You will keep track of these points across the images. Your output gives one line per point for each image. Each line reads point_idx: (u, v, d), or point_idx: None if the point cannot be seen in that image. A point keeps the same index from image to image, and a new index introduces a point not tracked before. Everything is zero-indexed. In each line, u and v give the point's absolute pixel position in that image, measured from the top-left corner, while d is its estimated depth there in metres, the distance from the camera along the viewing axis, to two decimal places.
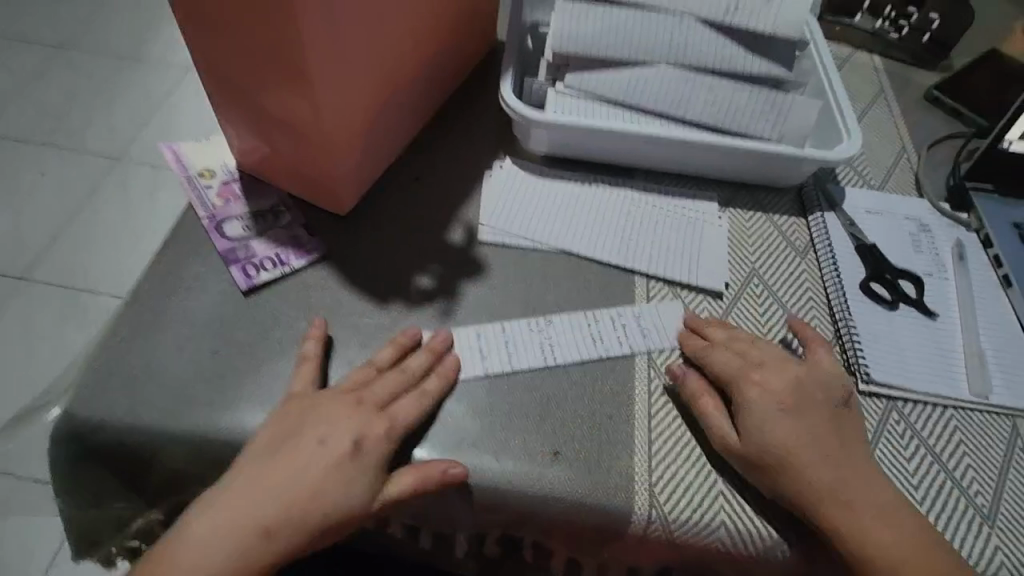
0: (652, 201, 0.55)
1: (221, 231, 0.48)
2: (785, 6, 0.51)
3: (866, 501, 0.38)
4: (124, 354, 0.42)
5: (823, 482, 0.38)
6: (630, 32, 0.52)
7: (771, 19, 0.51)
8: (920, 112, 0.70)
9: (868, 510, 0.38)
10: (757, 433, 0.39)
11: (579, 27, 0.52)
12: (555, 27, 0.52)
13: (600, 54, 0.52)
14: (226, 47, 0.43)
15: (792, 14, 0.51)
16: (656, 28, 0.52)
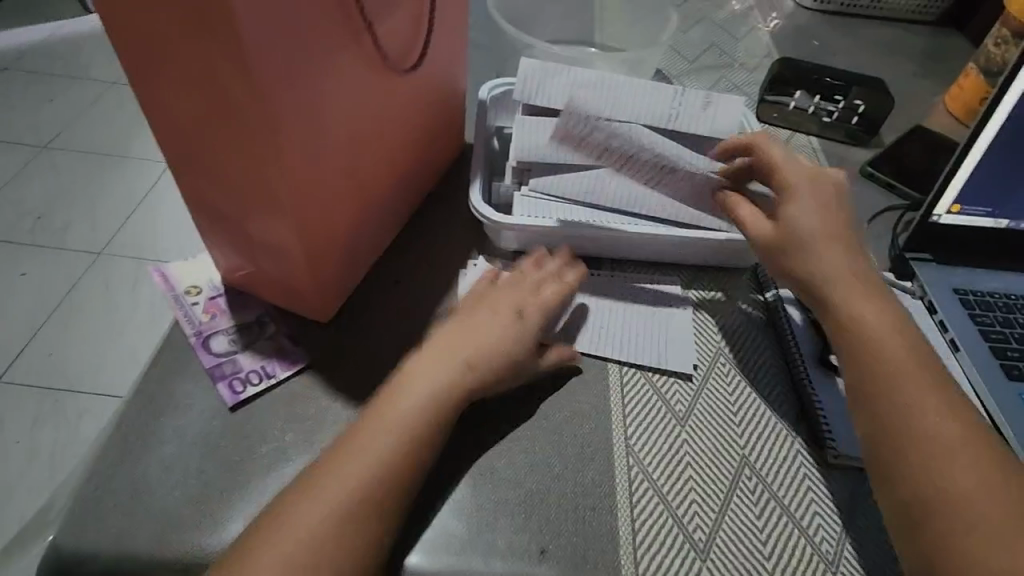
0: (619, 287, 0.59)
1: (208, 347, 0.50)
2: (718, 115, 0.58)
3: (934, 409, 0.42)
4: (113, 478, 0.42)
5: (890, 368, 0.44)
6: (586, 142, 0.57)
7: (709, 123, 0.58)
8: (858, 187, 0.76)
9: (937, 412, 0.42)
10: (849, 326, 0.46)
11: (539, 139, 0.57)
12: (517, 136, 0.58)
13: (558, 158, 0.58)
14: (209, 181, 0.46)
15: (725, 121, 0.58)
16: (609, 137, 0.58)
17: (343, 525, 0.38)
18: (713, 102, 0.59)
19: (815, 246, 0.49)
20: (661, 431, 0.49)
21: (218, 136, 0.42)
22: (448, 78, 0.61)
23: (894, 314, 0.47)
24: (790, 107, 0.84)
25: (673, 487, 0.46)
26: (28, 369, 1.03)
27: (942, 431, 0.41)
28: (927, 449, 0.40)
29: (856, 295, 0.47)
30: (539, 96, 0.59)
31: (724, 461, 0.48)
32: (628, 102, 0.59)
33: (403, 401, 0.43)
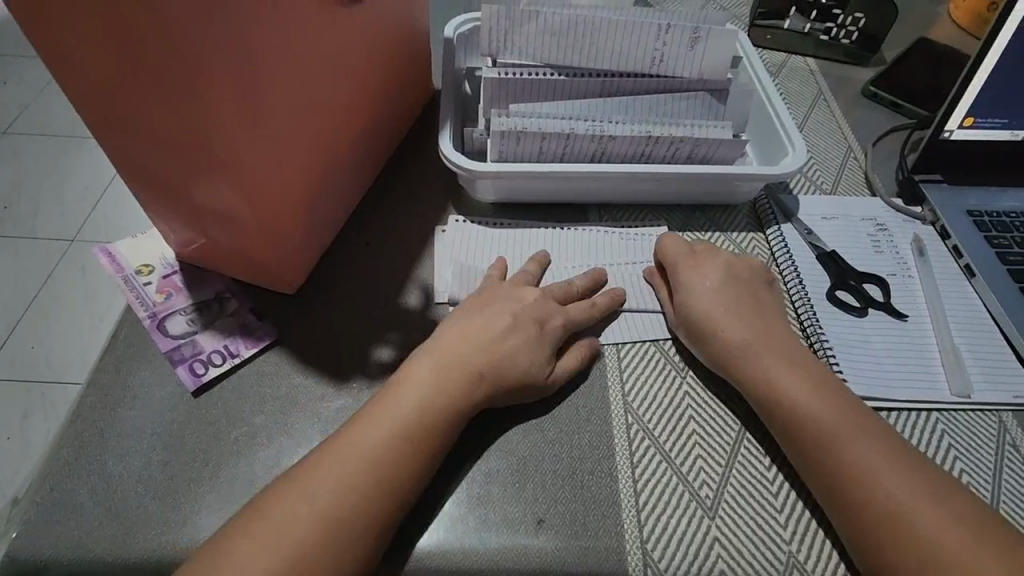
0: (609, 234, 0.55)
1: (165, 330, 0.46)
2: (707, 52, 0.52)
3: (785, 368, 0.42)
4: (73, 479, 0.39)
5: (779, 389, 0.42)
6: (560, 94, 0.53)
7: (695, 65, 0.53)
8: (860, 109, 0.71)
9: (788, 371, 0.42)
10: (717, 349, 0.44)
11: (510, 94, 0.53)
12: (485, 97, 0.53)
13: (531, 114, 0.53)
14: (137, 144, 0.40)
15: (715, 58, 0.53)
16: (585, 87, 0.53)
17: (356, 508, 0.35)
18: (703, 38, 0.52)
19: (687, 277, 0.47)
20: (660, 383, 0.46)
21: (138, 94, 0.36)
22: (407, 15, 0.55)
23: (722, 287, 0.47)
24: (783, 29, 0.78)
25: (675, 442, 0.43)
26: (10, 362, 0.98)
27: (829, 414, 0.40)
28: (838, 451, 0.39)
29: (720, 320, 0.45)
30: (508, 50, 0.53)
31: (730, 412, 0.44)
32: (607, 48, 0.52)
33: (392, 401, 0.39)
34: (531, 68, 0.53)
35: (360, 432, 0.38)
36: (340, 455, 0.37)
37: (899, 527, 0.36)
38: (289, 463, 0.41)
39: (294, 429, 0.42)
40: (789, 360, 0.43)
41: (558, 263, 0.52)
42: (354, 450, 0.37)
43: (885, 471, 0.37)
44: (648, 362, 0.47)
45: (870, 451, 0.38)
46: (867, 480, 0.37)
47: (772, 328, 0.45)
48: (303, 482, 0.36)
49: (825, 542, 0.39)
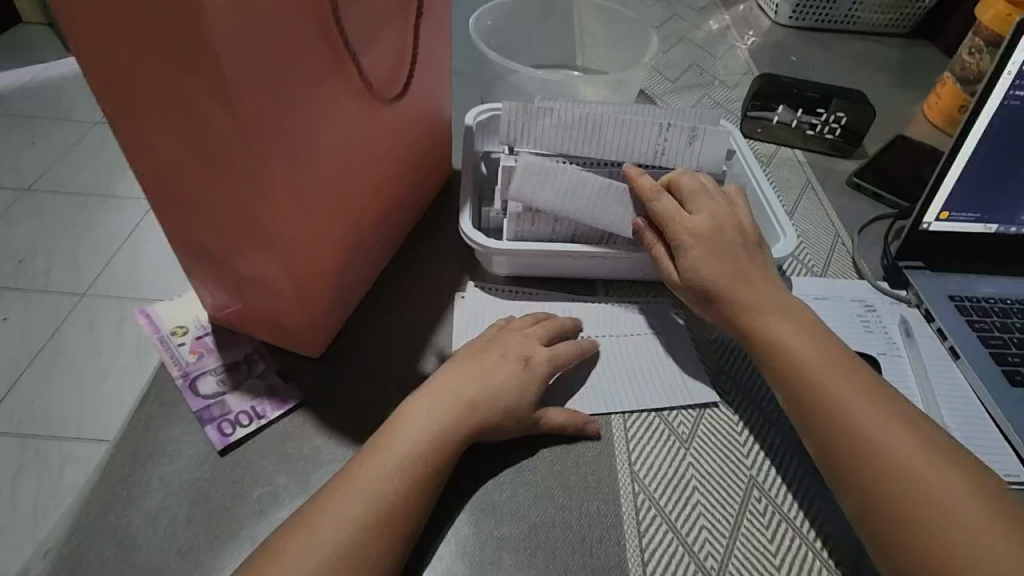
0: (614, 308, 0.58)
1: (195, 389, 0.49)
2: (704, 148, 0.59)
3: (855, 394, 0.44)
4: (100, 533, 0.40)
5: (850, 417, 0.43)
6: None
7: (692, 159, 0.59)
8: (845, 198, 0.76)
9: (856, 396, 0.44)
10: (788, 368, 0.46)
11: None
12: (504, 179, 0.58)
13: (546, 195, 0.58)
14: (195, 219, 0.44)
15: (710, 153, 0.59)
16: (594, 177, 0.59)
17: (368, 533, 0.37)
18: (699, 136, 0.58)
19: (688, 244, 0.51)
20: (664, 452, 0.48)
21: (197, 172, 0.40)
22: (434, 109, 0.62)
23: (784, 302, 0.50)
24: (773, 122, 0.86)
25: (680, 513, 0.44)
26: (7, 415, 0.93)
27: (903, 444, 0.41)
28: (906, 478, 0.39)
29: (812, 360, 0.46)
30: (524, 139, 0.59)
31: (731, 480, 0.47)
32: (614, 142, 0.58)
33: (399, 445, 0.41)
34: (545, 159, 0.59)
35: (376, 466, 0.39)
36: (368, 506, 0.38)
37: (956, 551, 0.36)
38: None
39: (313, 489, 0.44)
40: (871, 391, 0.44)
41: (604, 331, 0.56)
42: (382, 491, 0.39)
43: (946, 496, 0.38)
44: (654, 432, 0.49)
45: (946, 484, 0.39)
46: (945, 513, 0.38)
47: (844, 362, 0.46)
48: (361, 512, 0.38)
49: None
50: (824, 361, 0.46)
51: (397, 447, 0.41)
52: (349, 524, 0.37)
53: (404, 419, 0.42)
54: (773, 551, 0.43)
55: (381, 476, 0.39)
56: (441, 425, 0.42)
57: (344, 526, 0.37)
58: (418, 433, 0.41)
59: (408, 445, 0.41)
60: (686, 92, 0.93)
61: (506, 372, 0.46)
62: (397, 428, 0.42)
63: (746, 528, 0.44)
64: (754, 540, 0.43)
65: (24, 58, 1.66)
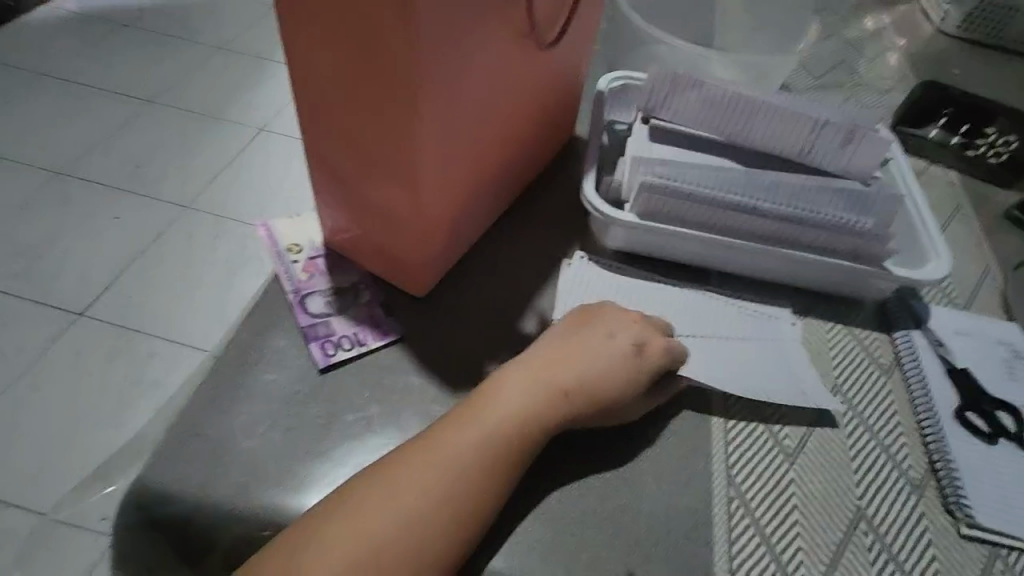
0: (728, 303, 0.55)
1: (304, 305, 0.49)
2: (860, 152, 0.53)
3: None
4: (204, 424, 0.42)
5: None
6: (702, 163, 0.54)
7: (841, 161, 0.53)
8: (1000, 231, 0.68)
9: None
10: None
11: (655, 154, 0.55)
12: (633, 156, 0.53)
13: (675, 178, 0.52)
14: (337, 137, 0.44)
15: (866, 157, 0.53)
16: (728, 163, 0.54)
17: (461, 505, 0.36)
18: (857, 139, 0.52)
19: None
20: (765, 461, 0.45)
21: (350, 86, 0.40)
22: (573, 69, 0.60)
23: None
24: (928, 136, 0.77)
25: (776, 528, 0.41)
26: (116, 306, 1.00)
27: None
28: None
29: None
30: (664, 109, 0.56)
31: (838, 506, 0.43)
32: (759, 129, 0.54)
33: (498, 403, 0.40)
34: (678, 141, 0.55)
35: (466, 434, 0.38)
36: (459, 455, 0.37)
37: None
38: None
39: (404, 424, 0.44)
40: None
41: (718, 335, 0.52)
42: (468, 438, 0.38)
43: None
44: (759, 441, 0.46)
45: None
46: None
47: None
48: (449, 454, 0.37)
49: None
50: None
51: (492, 413, 0.39)
52: (441, 492, 0.36)
53: (501, 389, 0.41)
54: None
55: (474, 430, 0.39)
56: (538, 397, 0.40)
57: (429, 468, 0.37)
58: (512, 407, 0.40)
59: (501, 419, 0.39)
60: (828, 90, 0.85)
61: (609, 348, 0.43)
62: (491, 399, 0.40)
63: (846, 561, 0.41)
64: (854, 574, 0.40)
65: None
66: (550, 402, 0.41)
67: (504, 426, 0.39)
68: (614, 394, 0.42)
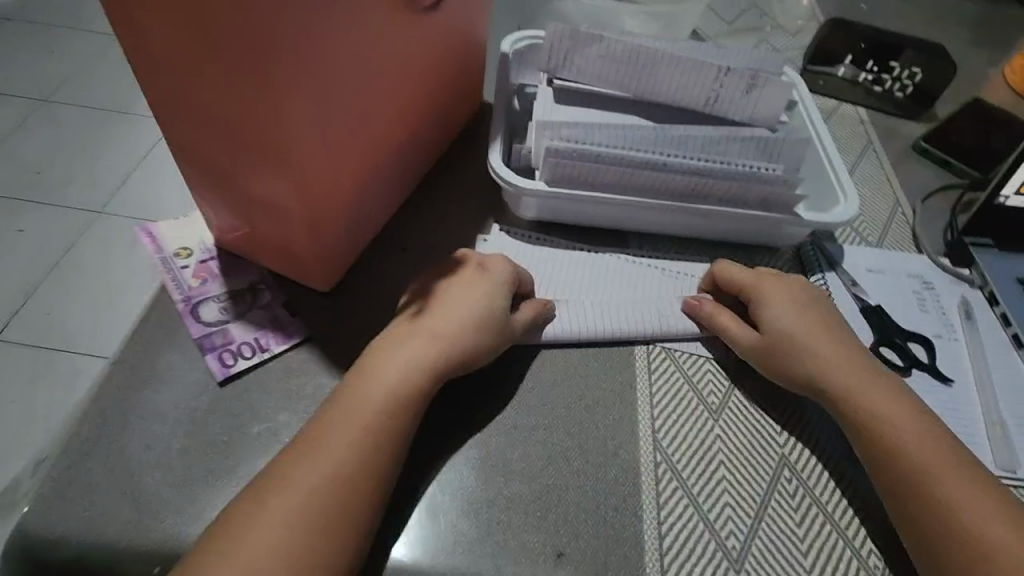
0: (648, 265, 0.54)
1: (197, 315, 0.46)
2: (763, 98, 0.52)
3: (893, 410, 0.42)
4: (91, 457, 0.38)
5: (887, 422, 0.42)
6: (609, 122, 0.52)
7: (747, 109, 0.53)
8: (909, 164, 0.69)
9: (896, 413, 0.42)
10: (810, 374, 0.44)
11: (560, 116, 0.52)
12: (537, 121, 0.51)
13: (584, 142, 0.50)
14: (201, 127, 0.40)
15: (770, 103, 0.52)
16: (635, 121, 0.53)
17: (355, 475, 0.36)
18: (759, 85, 0.51)
19: (774, 299, 0.47)
20: (690, 420, 0.45)
21: (199, 71, 0.36)
22: (470, 32, 0.56)
23: (825, 327, 0.46)
24: (837, 76, 0.78)
25: (703, 487, 0.41)
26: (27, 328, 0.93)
27: (920, 442, 0.41)
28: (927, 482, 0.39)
29: (848, 376, 0.44)
30: (566, 68, 0.53)
31: (762, 454, 0.43)
32: (664, 82, 0.52)
33: (384, 373, 0.40)
34: (584, 103, 0.53)
35: (352, 409, 0.38)
36: (350, 429, 0.37)
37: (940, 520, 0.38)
38: None
39: None
40: (904, 406, 0.42)
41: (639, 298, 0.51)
42: (356, 409, 0.38)
43: (948, 483, 0.39)
44: (682, 400, 0.46)
45: (953, 479, 0.39)
46: (944, 487, 0.39)
47: (868, 371, 0.44)
48: (337, 429, 0.37)
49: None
50: (867, 378, 0.44)
51: (374, 382, 0.40)
52: (335, 468, 0.36)
53: (381, 357, 0.41)
54: (800, 535, 0.40)
55: (359, 401, 0.39)
56: (413, 356, 0.41)
57: (320, 447, 0.37)
58: (395, 369, 0.40)
59: (382, 384, 0.39)
60: (742, 35, 0.84)
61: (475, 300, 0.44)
62: (374, 368, 0.40)
63: (773, 509, 0.41)
64: (780, 521, 0.40)
65: None
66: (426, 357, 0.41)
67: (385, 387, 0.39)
68: (480, 335, 0.43)
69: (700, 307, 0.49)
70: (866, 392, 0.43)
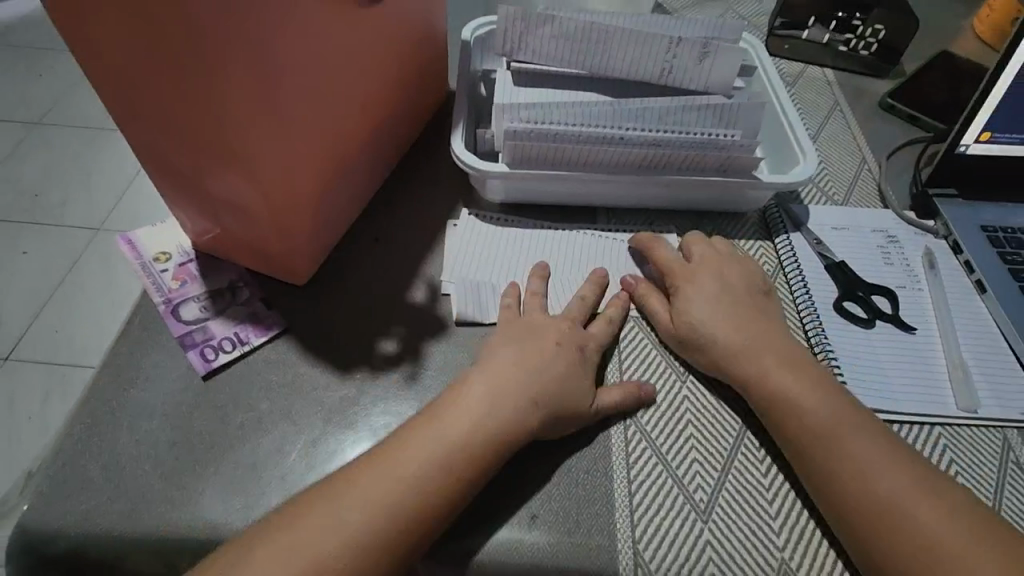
0: (615, 239, 0.55)
1: (177, 315, 0.48)
2: (717, 65, 0.53)
3: (801, 385, 0.42)
4: (85, 454, 0.40)
5: (788, 395, 0.42)
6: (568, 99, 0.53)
7: (702, 78, 0.54)
8: (876, 121, 0.70)
9: (804, 388, 0.42)
10: (720, 356, 0.44)
11: (519, 98, 0.53)
12: (496, 105, 0.52)
13: (542, 122, 0.51)
14: (158, 132, 0.41)
15: (723, 70, 0.53)
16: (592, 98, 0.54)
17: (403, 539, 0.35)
18: (712, 52, 0.52)
19: (687, 286, 0.48)
20: (658, 384, 0.46)
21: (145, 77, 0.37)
22: (428, 20, 0.57)
23: (735, 307, 0.47)
24: (802, 39, 0.79)
25: (671, 445, 0.43)
26: (38, 345, 0.96)
27: (827, 412, 0.41)
28: (831, 451, 0.39)
29: (755, 354, 0.44)
30: (523, 50, 0.54)
31: (727, 410, 0.45)
32: (618, 57, 0.53)
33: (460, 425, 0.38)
34: (544, 85, 0.55)
35: (409, 461, 0.37)
36: (409, 489, 0.36)
37: (847, 489, 0.38)
38: (292, 451, 0.42)
39: (297, 415, 0.43)
40: (813, 378, 0.43)
41: (607, 272, 0.53)
42: (409, 460, 0.37)
43: (859, 451, 0.39)
44: (651, 365, 0.47)
45: (861, 444, 0.39)
46: (853, 452, 0.39)
47: (777, 348, 0.44)
48: (396, 484, 0.36)
49: (818, 533, 0.40)
50: (775, 353, 0.44)
51: (447, 435, 0.38)
52: (379, 526, 0.35)
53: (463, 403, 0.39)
54: (765, 484, 0.42)
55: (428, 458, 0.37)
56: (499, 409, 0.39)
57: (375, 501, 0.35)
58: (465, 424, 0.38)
59: (470, 416, 0.39)
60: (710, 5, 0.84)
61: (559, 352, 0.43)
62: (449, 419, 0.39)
63: (737, 462, 0.42)
64: (746, 473, 0.42)
65: None
66: (519, 391, 0.40)
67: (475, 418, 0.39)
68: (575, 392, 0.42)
69: (634, 285, 0.50)
70: (773, 368, 0.43)
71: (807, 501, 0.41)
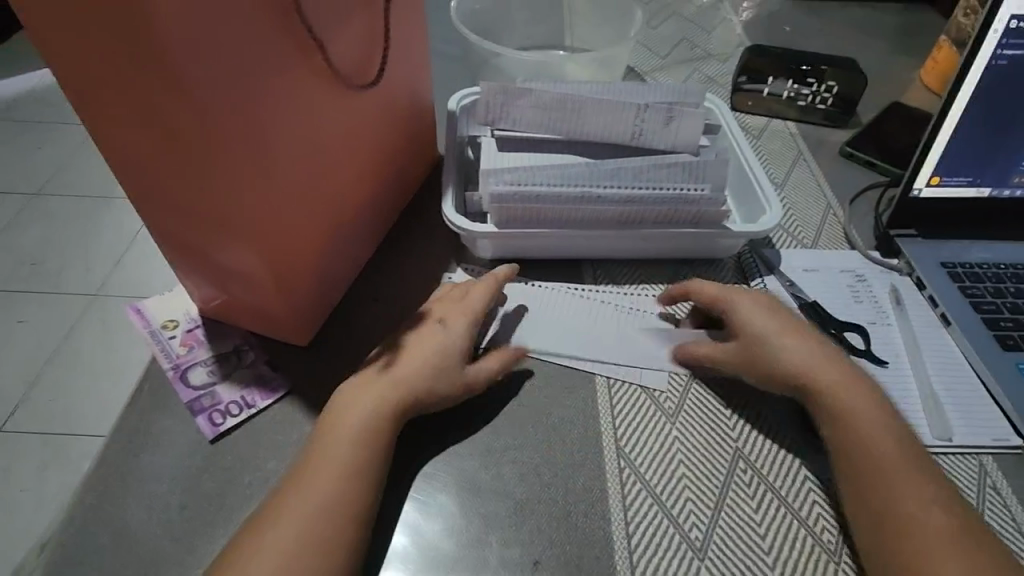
0: (602, 290, 0.58)
1: (186, 380, 0.50)
2: (682, 127, 0.57)
3: (873, 417, 0.44)
4: (97, 520, 0.42)
5: (857, 423, 0.44)
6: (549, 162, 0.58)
7: (669, 139, 0.58)
8: (838, 169, 0.75)
9: (875, 421, 0.44)
10: (783, 366, 0.47)
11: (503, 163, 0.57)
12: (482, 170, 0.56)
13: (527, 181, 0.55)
14: (170, 211, 0.44)
15: (688, 131, 0.58)
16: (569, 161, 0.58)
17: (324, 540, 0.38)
18: (677, 116, 0.57)
19: (743, 303, 0.51)
20: (652, 428, 0.48)
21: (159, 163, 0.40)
22: (416, 94, 0.62)
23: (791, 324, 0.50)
24: (764, 93, 0.83)
25: (665, 486, 0.45)
26: (35, 414, 0.96)
27: (892, 446, 0.43)
28: (886, 480, 0.41)
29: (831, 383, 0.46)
30: (504, 119, 0.59)
31: (716, 450, 0.47)
32: (591, 124, 0.58)
33: (354, 428, 0.42)
34: (526, 149, 0.59)
35: (348, 478, 0.40)
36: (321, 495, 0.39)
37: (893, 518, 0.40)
38: None
39: None
40: (879, 410, 0.45)
41: (596, 321, 0.55)
42: (328, 470, 0.40)
43: (912, 485, 0.41)
44: (640, 409, 0.49)
45: (915, 481, 0.41)
46: (903, 488, 0.41)
47: (834, 362, 0.47)
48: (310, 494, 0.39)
49: (811, 566, 0.41)
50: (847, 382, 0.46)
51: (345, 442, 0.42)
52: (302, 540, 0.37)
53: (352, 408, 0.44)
54: (758, 520, 0.43)
55: (334, 466, 0.40)
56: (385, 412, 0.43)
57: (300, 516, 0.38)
58: (356, 427, 0.42)
59: (357, 419, 0.43)
60: (677, 67, 0.91)
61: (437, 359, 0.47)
62: (342, 422, 0.43)
63: (730, 499, 0.44)
64: (738, 509, 0.44)
65: (14, 64, 1.63)
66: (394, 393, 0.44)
67: (382, 403, 0.43)
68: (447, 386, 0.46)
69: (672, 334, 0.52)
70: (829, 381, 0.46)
71: (800, 537, 0.42)
